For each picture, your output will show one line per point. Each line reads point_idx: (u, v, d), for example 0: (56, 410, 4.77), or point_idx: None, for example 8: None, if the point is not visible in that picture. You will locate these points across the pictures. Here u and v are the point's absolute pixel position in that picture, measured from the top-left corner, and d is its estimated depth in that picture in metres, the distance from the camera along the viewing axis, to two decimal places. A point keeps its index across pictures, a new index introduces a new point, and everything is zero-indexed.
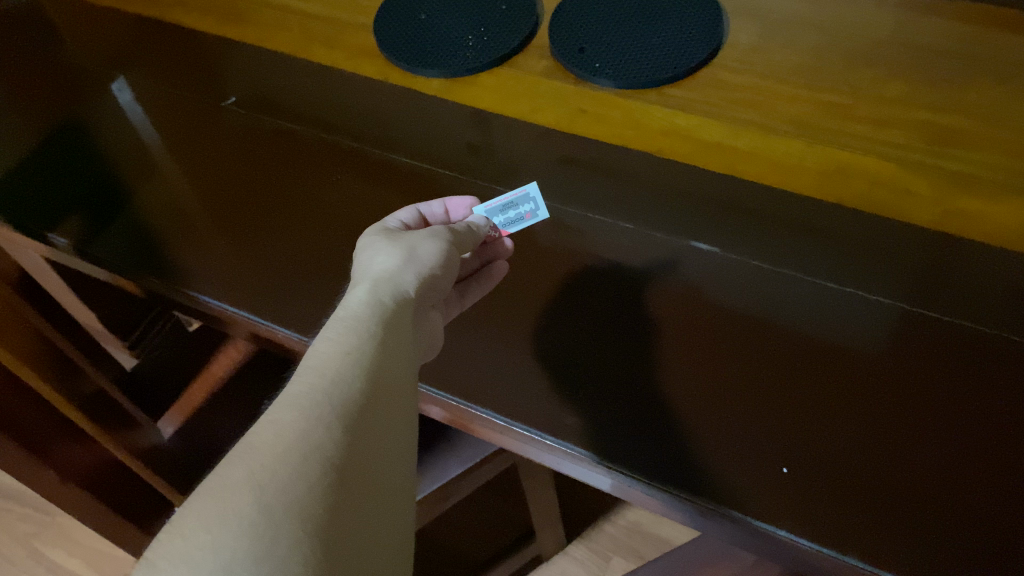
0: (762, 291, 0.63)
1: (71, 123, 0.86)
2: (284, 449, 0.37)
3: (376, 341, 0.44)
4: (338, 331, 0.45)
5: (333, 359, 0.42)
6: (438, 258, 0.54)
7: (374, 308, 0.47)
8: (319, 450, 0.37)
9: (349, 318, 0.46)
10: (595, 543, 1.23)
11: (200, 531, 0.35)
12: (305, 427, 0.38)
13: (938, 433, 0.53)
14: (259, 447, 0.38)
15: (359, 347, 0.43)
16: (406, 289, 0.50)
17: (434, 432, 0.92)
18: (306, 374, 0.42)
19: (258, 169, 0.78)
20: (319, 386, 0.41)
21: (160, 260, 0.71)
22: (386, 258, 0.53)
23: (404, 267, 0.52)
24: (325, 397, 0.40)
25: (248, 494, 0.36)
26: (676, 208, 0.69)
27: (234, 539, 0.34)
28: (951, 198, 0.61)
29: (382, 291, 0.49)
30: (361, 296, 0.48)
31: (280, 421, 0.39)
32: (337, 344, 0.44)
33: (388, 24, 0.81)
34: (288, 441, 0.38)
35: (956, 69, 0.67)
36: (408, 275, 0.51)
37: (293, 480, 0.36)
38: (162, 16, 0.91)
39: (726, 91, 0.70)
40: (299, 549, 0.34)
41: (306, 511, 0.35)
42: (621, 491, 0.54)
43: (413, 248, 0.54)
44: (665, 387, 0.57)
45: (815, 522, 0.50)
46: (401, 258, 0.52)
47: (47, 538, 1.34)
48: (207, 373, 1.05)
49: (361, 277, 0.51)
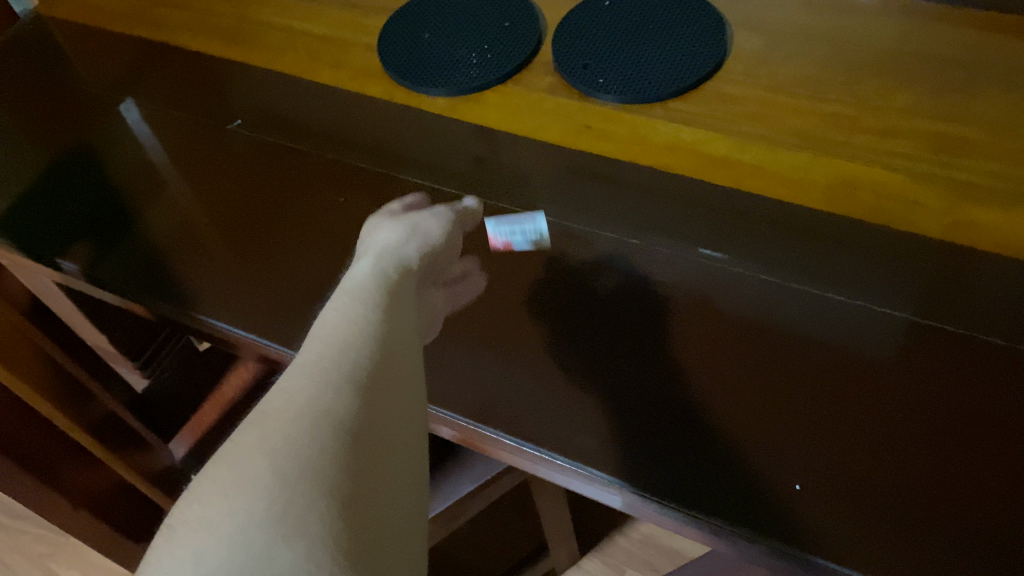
0: (772, 300, 0.63)
1: (78, 146, 0.87)
2: (295, 414, 0.37)
3: (384, 312, 0.44)
4: (349, 297, 0.45)
5: (344, 326, 0.43)
6: (441, 234, 0.55)
7: (380, 280, 0.48)
8: (329, 414, 0.37)
9: (358, 286, 0.46)
10: (610, 556, 1.23)
11: (218, 497, 0.35)
12: (314, 393, 0.38)
13: (955, 447, 0.52)
14: (272, 414, 0.38)
15: (367, 315, 0.44)
16: (410, 263, 0.51)
17: (443, 449, 0.92)
18: (315, 344, 0.42)
19: (266, 181, 0.78)
20: (329, 353, 0.41)
21: (169, 282, 0.71)
22: (390, 234, 0.53)
23: (408, 241, 0.53)
24: (334, 363, 0.40)
25: (262, 459, 0.35)
26: (690, 217, 0.68)
27: (250, 503, 0.34)
28: (960, 209, 0.60)
29: (387, 263, 0.49)
30: (367, 269, 0.49)
31: (292, 390, 0.39)
32: (346, 315, 0.44)
33: (393, 45, 0.83)
34: (299, 407, 0.37)
35: (962, 77, 0.67)
36: (412, 251, 0.52)
37: (305, 442, 0.36)
38: (169, 39, 0.92)
39: (731, 104, 0.71)
40: (315, 506, 0.34)
41: (321, 470, 0.35)
42: (633, 509, 0.54)
43: (417, 224, 0.55)
44: (673, 402, 0.57)
45: (829, 540, 0.49)
46: (406, 234, 0.53)
47: (61, 558, 1.35)
48: (218, 395, 1.04)
49: (365, 251, 0.52)
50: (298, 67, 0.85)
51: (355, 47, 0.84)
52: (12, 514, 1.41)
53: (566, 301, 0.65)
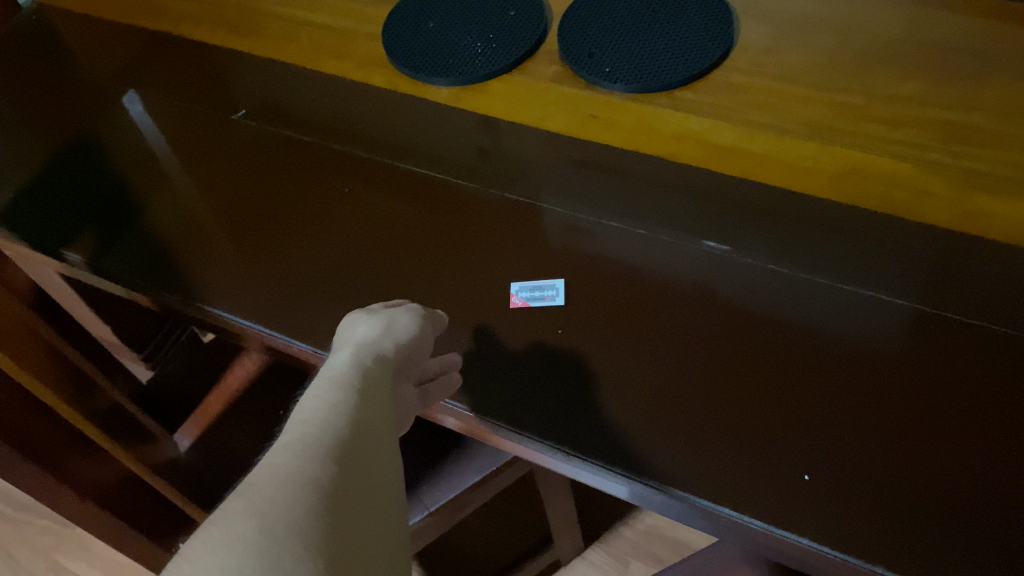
0: (782, 296, 0.61)
1: (80, 135, 0.86)
2: (281, 482, 0.37)
3: (360, 398, 0.45)
4: (323, 387, 0.45)
5: (321, 410, 0.43)
6: (416, 329, 0.55)
7: (357, 369, 0.48)
8: (314, 483, 0.37)
9: (334, 377, 0.46)
10: (614, 548, 1.22)
11: (207, 554, 0.34)
12: (299, 462, 0.38)
13: (962, 437, 0.52)
14: (257, 482, 0.37)
15: (344, 401, 0.44)
16: (386, 355, 0.51)
17: (448, 441, 0.91)
18: (295, 426, 0.42)
19: (269, 174, 0.78)
20: (311, 431, 0.41)
21: (173, 273, 0.71)
22: (367, 327, 0.53)
23: (385, 334, 0.53)
24: (316, 440, 0.40)
25: (250, 519, 0.35)
26: (697, 208, 0.67)
27: (239, 562, 0.33)
28: (969, 199, 0.60)
29: (365, 354, 0.49)
30: (344, 360, 0.49)
31: (276, 463, 0.39)
32: (324, 399, 0.44)
33: (398, 34, 0.82)
34: (284, 475, 0.37)
35: (970, 66, 0.67)
36: (388, 342, 0.52)
37: (293, 507, 0.36)
38: (172, 29, 0.92)
39: (739, 93, 0.70)
40: (303, 565, 0.34)
41: (309, 534, 0.35)
42: (639, 498, 0.55)
43: (392, 318, 0.54)
44: (681, 391, 0.57)
45: (839, 531, 0.49)
46: (382, 327, 0.53)
47: (67, 550, 1.35)
48: (222, 387, 1.03)
49: (342, 344, 0.52)
50: (302, 57, 0.84)
51: (359, 37, 0.84)
52: (18, 506, 1.41)
53: (570, 289, 0.64)
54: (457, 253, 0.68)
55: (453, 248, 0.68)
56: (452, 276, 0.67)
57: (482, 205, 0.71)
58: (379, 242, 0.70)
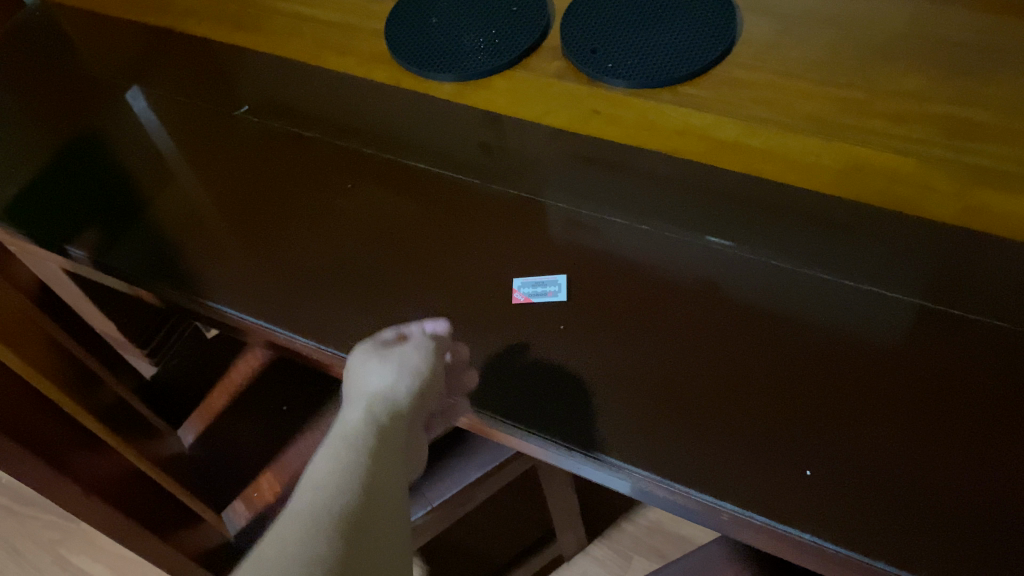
0: (782, 290, 0.61)
1: (83, 131, 0.86)
2: (288, 556, 0.39)
3: (372, 458, 0.48)
4: (335, 448, 0.48)
5: (332, 475, 0.45)
6: (427, 369, 0.56)
7: (368, 429, 0.51)
8: (320, 556, 0.39)
9: (346, 436, 0.50)
10: (617, 543, 1.22)
11: None
12: (305, 534, 0.40)
13: (963, 432, 0.52)
14: (266, 555, 0.40)
15: (353, 467, 0.46)
16: (399, 405, 0.54)
17: (451, 436, 0.92)
18: (305, 491, 0.44)
19: (272, 170, 0.78)
20: (318, 499, 0.43)
21: (176, 268, 0.71)
22: (380, 375, 0.55)
23: (398, 382, 0.55)
24: (322, 509, 0.42)
25: None
26: (699, 205, 0.67)
27: None
28: (971, 193, 0.60)
29: (377, 409, 0.53)
30: (358, 416, 0.52)
31: (285, 534, 0.41)
32: (334, 465, 0.46)
33: (401, 29, 0.82)
34: (291, 548, 0.40)
35: (973, 60, 0.67)
36: (403, 391, 0.55)
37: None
38: (175, 25, 0.92)
39: (741, 88, 0.70)
40: None
41: None
42: (641, 493, 0.55)
43: (404, 359, 0.56)
44: (682, 386, 0.57)
45: (841, 527, 0.49)
46: (394, 372, 0.55)
47: (72, 545, 1.36)
48: (226, 382, 1.03)
49: (359, 394, 0.54)
50: (305, 52, 0.84)
51: (362, 34, 0.84)
52: (23, 501, 1.41)
53: (573, 284, 0.64)
54: (460, 248, 0.68)
55: (456, 243, 0.68)
56: (454, 271, 0.67)
57: (484, 200, 0.71)
58: (382, 238, 0.70)
